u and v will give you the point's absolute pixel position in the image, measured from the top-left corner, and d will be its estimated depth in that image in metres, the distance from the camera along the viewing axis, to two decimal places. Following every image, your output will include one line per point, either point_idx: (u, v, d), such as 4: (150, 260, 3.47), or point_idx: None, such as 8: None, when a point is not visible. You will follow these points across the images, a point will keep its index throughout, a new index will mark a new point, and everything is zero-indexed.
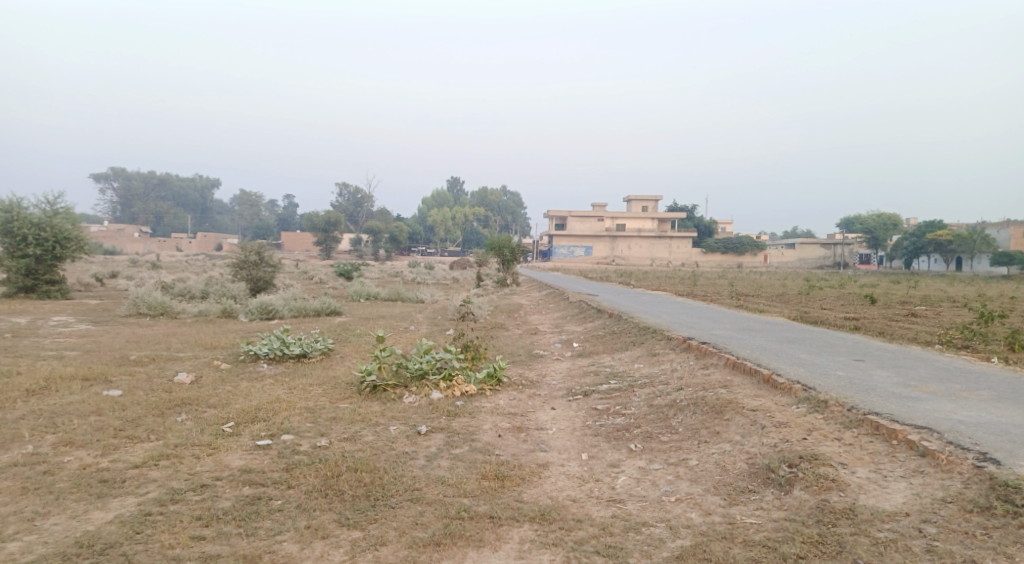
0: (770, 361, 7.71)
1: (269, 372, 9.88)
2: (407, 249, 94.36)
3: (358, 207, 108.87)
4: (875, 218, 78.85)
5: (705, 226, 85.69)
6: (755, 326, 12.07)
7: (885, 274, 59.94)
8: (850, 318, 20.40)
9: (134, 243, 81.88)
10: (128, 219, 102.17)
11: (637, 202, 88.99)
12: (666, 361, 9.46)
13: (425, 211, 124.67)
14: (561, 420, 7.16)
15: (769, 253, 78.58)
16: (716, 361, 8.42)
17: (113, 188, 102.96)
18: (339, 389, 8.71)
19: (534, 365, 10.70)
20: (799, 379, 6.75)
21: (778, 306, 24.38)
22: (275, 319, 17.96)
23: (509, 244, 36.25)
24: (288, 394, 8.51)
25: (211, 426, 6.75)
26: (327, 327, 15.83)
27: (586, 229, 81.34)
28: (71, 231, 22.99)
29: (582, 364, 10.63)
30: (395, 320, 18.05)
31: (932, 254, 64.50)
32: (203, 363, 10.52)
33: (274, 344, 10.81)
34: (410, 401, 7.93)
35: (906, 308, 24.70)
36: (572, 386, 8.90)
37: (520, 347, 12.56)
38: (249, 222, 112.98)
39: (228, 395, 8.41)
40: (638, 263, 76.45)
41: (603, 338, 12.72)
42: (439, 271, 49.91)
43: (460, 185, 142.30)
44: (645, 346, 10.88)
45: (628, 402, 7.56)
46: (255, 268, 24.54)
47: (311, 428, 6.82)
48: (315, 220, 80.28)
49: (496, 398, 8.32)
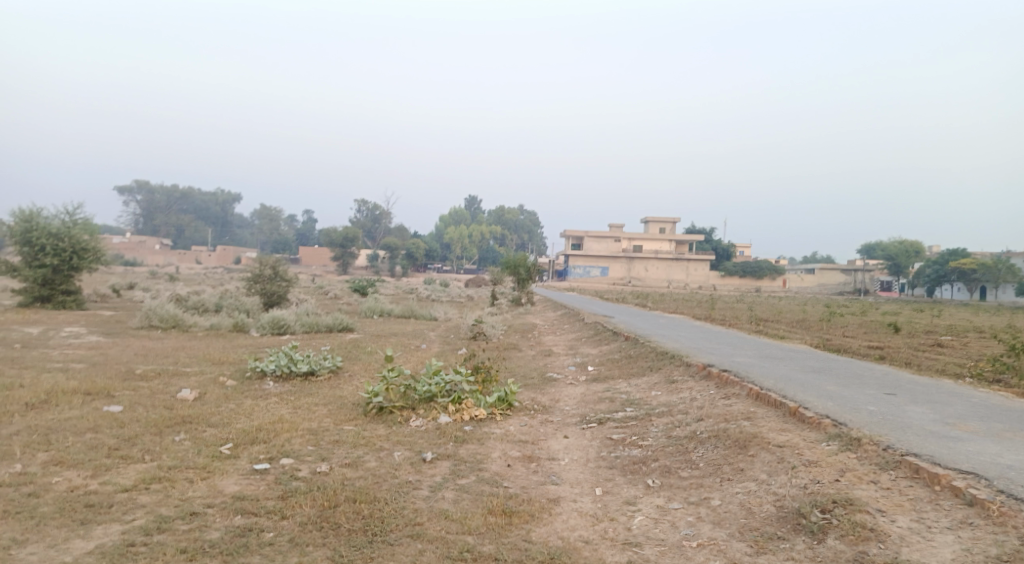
0: (795, 392, 7.30)
1: (274, 390, 9.64)
2: (423, 266, 94.49)
3: (376, 224, 109.53)
4: (896, 244, 77.64)
5: (722, 249, 84.94)
6: (778, 354, 11.60)
7: (906, 301, 58.84)
8: (873, 346, 19.78)
9: (155, 255, 82.89)
10: (150, 231, 103.65)
11: (654, 224, 88.58)
12: (685, 389, 9.06)
13: (441, 229, 125.13)
14: (573, 449, 6.81)
15: (788, 278, 77.57)
16: (738, 391, 8.01)
17: (137, 201, 104.69)
18: (344, 410, 8.43)
19: (547, 390, 10.35)
20: (828, 413, 6.34)
21: (798, 332, 23.80)
22: (286, 335, 17.80)
23: (525, 263, 36.01)
24: (292, 414, 8.25)
25: (209, 447, 6.50)
26: (338, 344, 15.61)
27: (602, 249, 80.97)
28: (89, 242, 23.16)
29: (596, 390, 10.26)
30: (407, 338, 17.81)
31: (956, 282, 63.23)
32: (209, 379, 10.31)
33: (281, 361, 10.59)
34: (416, 425, 7.63)
35: (931, 338, 24.00)
36: (586, 413, 8.54)
37: (532, 370, 12.22)
38: (268, 236, 114.08)
39: (230, 413, 8.16)
40: (655, 285, 75.83)
41: (619, 362, 12.33)
42: (453, 289, 49.77)
43: (477, 204, 142.92)
44: (662, 373, 10.50)
45: (646, 433, 7.19)
46: (269, 283, 24.50)
47: (312, 452, 6.53)
48: (333, 236, 80.76)
49: (506, 424, 7.99)
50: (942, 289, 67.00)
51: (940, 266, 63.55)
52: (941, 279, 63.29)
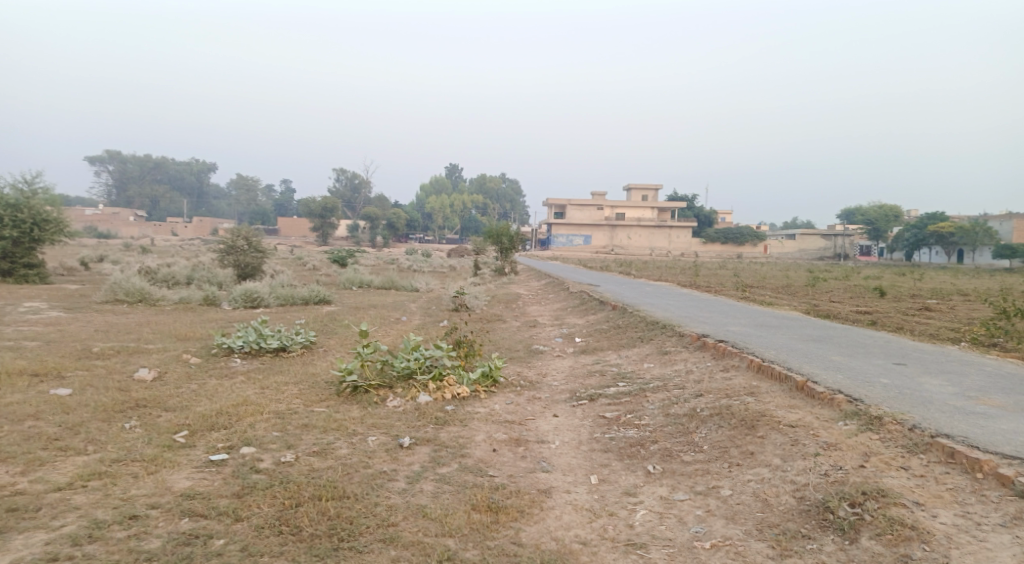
0: (801, 364, 6.81)
1: (241, 369, 8.96)
2: (404, 236, 93.27)
3: (356, 193, 107.56)
4: (876, 210, 77.87)
5: (705, 215, 84.71)
6: (773, 323, 11.14)
7: (886, 266, 59.17)
8: (861, 312, 19.48)
9: (128, 227, 80.76)
10: (123, 202, 100.80)
11: (637, 191, 87.89)
12: (679, 361, 8.55)
13: (423, 198, 123.38)
14: (564, 430, 6.27)
15: (769, 244, 77.66)
16: (738, 363, 7.51)
17: (108, 171, 101.55)
18: (316, 390, 7.81)
19: (533, 363, 9.81)
20: (840, 388, 5.85)
21: (784, 298, 23.46)
22: (260, 308, 17.03)
23: (508, 232, 35.26)
24: (259, 395, 7.60)
25: (162, 434, 5.85)
26: (313, 317, 14.90)
27: (585, 217, 80.31)
28: (49, 213, 21.99)
29: (585, 363, 9.73)
30: (386, 310, 17.15)
31: (934, 246, 63.66)
32: (171, 356, 9.61)
33: (249, 337, 9.91)
34: (393, 406, 7.05)
35: (917, 302, 23.78)
36: (575, 389, 8.01)
37: (517, 342, 11.65)
38: (245, 207, 111.69)
39: (191, 395, 7.50)
40: (638, 252, 75.54)
41: (607, 333, 11.81)
42: (435, 259, 49.00)
43: (458, 172, 140.98)
44: (653, 343, 9.99)
45: (641, 410, 6.67)
46: (242, 254, 23.56)
47: (278, 438, 5.92)
48: (312, 206, 79.08)
49: (491, 402, 7.44)
50: (921, 254, 67.47)
51: (919, 231, 63.87)
52: (920, 243, 63.69)
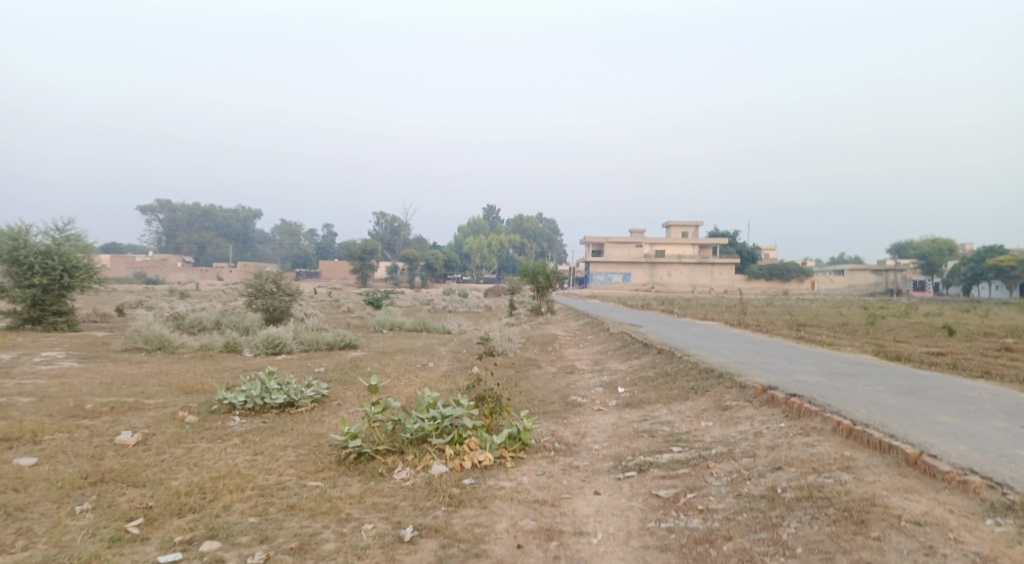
0: (906, 429, 5.42)
1: (238, 430, 7.94)
2: (442, 278, 93.25)
3: (394, 236, 108.57)
4: (930, 243, 74.24)
5: (746, 251, 82.50)
6: (847, 370, 9.65)
7: (944, 301, 55.77)
8: (935, 353, 17.54)
9: (176, 272, 82.79)
10: (172, 249, 103.81)
11: (676, 228, 86.14)
12: (745, 421, 7.17)
13: (460, 240, 123.93)
14: (608, 516, 5.01)
15: (817, 280, 74.61)
16: (822, 426, 6.14)
17: (159, 219, 105.20)
18: (316, 457, 6.71)
19: (570, 420, 8.55)
20: (971, 466, 4.46)
21: (845, 339, 21.55)
22: (282, 354, 16.20)
23: (544, 271, 34.17)
24: (250, 463, 6.55)
25: (112, 522, 4.80)
26: (334, 365, 13.94)
27: (623, 255, 78.81)
28: (80, 259, 21.85)
29: (630, 420, 8.40)
30: (413, 355, 16.12)
31: (994, 279, 59.92)
32: (167, 415, 8.65)
33: (253, 391, 8.95)
34: (401, 478, 5.91)
35: (994, 342, 21.53)
36: (621, 455, 6.72)
37: (552, 393, 10.39)
38: (287, 251, 113.65)
39: (171, 465, 6.47)
40: (679, 290, 73.48)
41: (654, 382, 10.46)
42: (471, 299, 48.12)
43: (495, 214, 141.63)
44: (709, 397, 8.62)
45: (705, 488, 5.33)
46: (271, 297, 23.02)
47: (253, 527, 4.81)
48: (351, 249, 79.67)
49: (519, 473, 6.21)
50: (980, 288, 63.29)
51: (976, 263, 60.34)
52: (979, 277, 60.11)
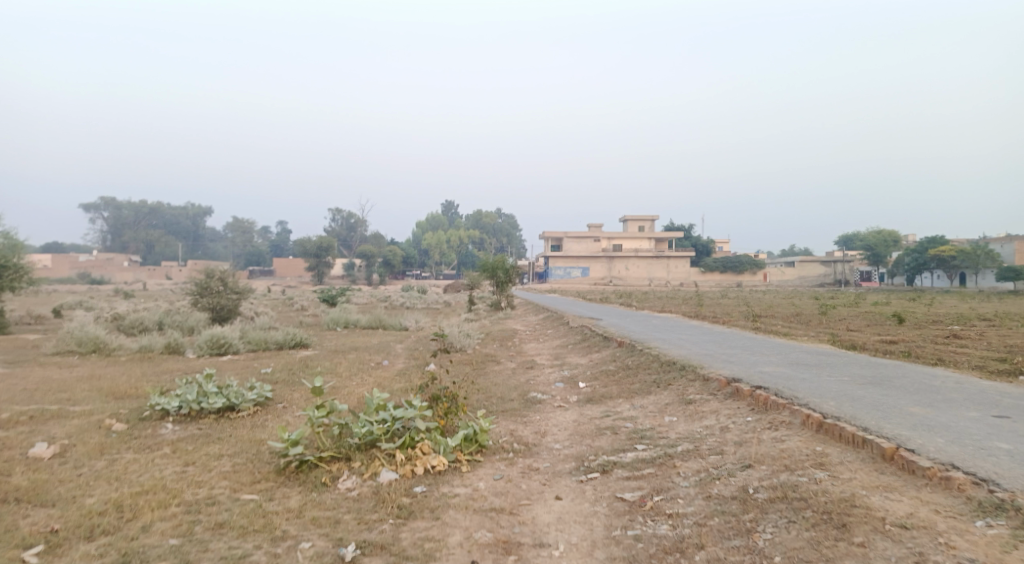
0: (878, 422, 5.25)
1: (170, 438, 7.28)
2: (401, 274, 91.99)
3: (351, 232, 106.51)
4: (876, 235, 76.71)
5: (702, 245, 83.83)
6: (809, 360, 9.55)
7: (889, 291, 57.65)
8: (887, 342, 17.82)
9: (121, 271, 79.34)
10: (117, 246, 99.55)
11: (633, 223, 86.81)
12: (710, 415, 6.93)
13: (418, 235, 122.61)
14: (571, 524, 4.64)
15: (770, 272, 76.26)
16: (790, 420, 5.95)
17: (103, 217, 100.70)
18: (255, 467, 6.15)
19: (530, 418, 8.17)
20: (952, 461, 4.30)
21: (800, 329, 21.77)
22: (227, 354, 15.37)
23: (502, 265, 33.76)
24: (180, 475, 5.95)
25: (5, 553, 4.17)
26: (282, 365, 13.23)
27: (582, 249, 79.03)
28: (7, 257, 20.43)
29: (592, 416, 8.07)
30: (367, 353, 15.49)
31: (935, 270, 62.26)
32: (91, 423, 7.91)
33: (189, 396, 8.29)
34: (348, 487, 5.43)
35: (942, 329, 22.06)
36: (584, 454, 6.38)
37: (511, 389, 9.98)
38: (240, 249, 110.22)
39: (89, 479, 5.82)
40: (637, 283, 74.09)
41: (616, 376, 10.16)
42: (430, 295, 47.37)
43: (454, 209, 140.54)
44: (672, 391, 8.35)
45: (672, 490, 5.02)
46: (217, 295, 21.96)
47: (174, 551, 4.26)
48: (306, 245, 77.74)
49: (476, 478, 5.80)
50: (922, 278, 65.69)
51: (919, 255, 62.60)
52: (922, 268, 62.30)
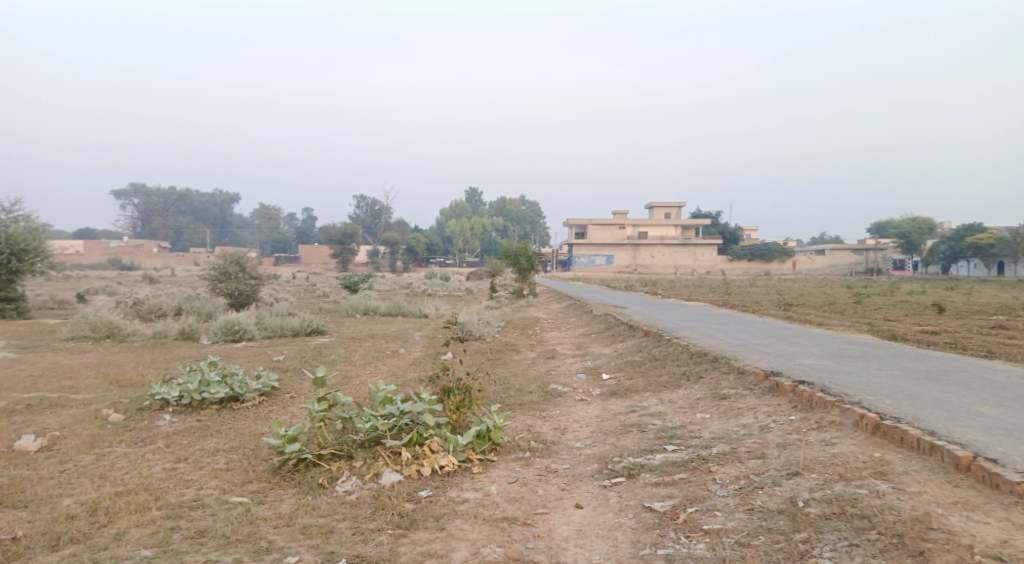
0: (948, 424, 4.58)
1: (165, 431, 6.86)
2: (424, 261, 91.95)
3: (376, 220, 106.79)
4: (911, 222, 74.32)
5: (729, 232, 82.18)
6: (852, 352, 8.81)
7: (925, 280, 55.76)
8: (929, 332, 16.86)
9: (152, 258, 80.49)
10: (148, 234, 101.10)
11: (659, 209, 85.37)
12: (747, 414, 6.29)
13: (442, 223, 122.44)
14: (592, 539, 4.07)
15: (798, 260, 74.46)
16: (841, 420, 5.28)
17: (134, 205, 102.36)
18: (249, 465, 5.68)
19: (549, 413, 7.59)
20: None
21: (834, 318, 20.82)
22: (242, 341, 15.08)
23: (525, 252, 33.17)
24: (168, 473, 5.51)
25: None
26: (295, 353, 12.84)
27: (606, 236, 78.02)
28: (29, 243, 20.39)
29: (616, 411, 7.46)
30: (384, 341, 15.05)
31: (973, 259, 60.09)
32: (89, 413, 7.55)
33: (190, 385, 7.91)
34: (346, 491, 4.94)
35: (987, 319, 20.93)
36: (606, 455, 5.79)
37: (530, 381, 9.42)
38: (267, 237, 111.08)
39: (70, 477, 5.40)
40: (662, 271, 72.98)
41: (642, 368, 9.53)
42: (453, 283, 47.00)
43: (478, 197, 140.05)
44: (704, 385, 7.70)
45: (708, 501, 4.40)
46: (235, 281, 21.75)
47: None
48: (330, 233, 77.93)
49: (486, 481, 5.25)
50: (959, 267, 63.53)
51: (955, 242, 60.45)
52: (958, 256, 60.20)
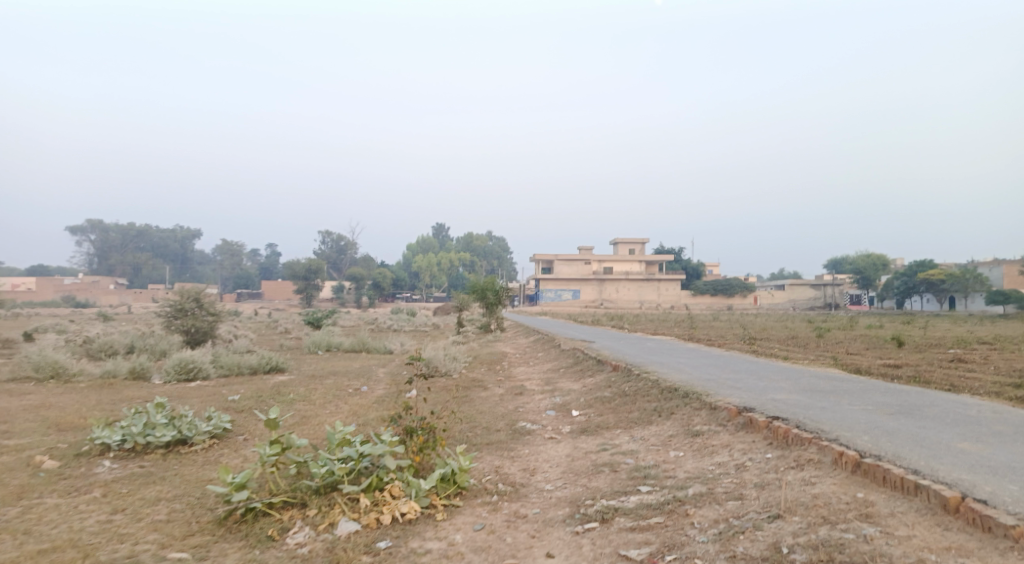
0: (931, 462, 4.48)
1: (103, 478, 6.32)
2: (390, 296, 90.90)
3: (341, 255, 105.55)
4: (866, 259, 76.65)
5: (693, 268, 83.52)
6: (822, 386, 8.77)
7: (882, 314, 57.18)
8: (890, 366, 17.08)
9: (107, 294, 77.73)
10: (103, 269, 97.87)
11: (624, 245, 86.42)
12: (722, 451, 6.13)
13: (409, 258, 121.74)
14: None
15: (759, 295, 75.89)
16: (820, 458, 5.17)
17: (90, 239, 99.29)
18: (193, 515, 5.22)
19: (517, 452, 7.29)
20: None
21: (798, 352, 21.01)
22: (196, 379, 14.37)
23: (492, 287, 32.97)
24: (102, 526, 5.01)
25: None
26: (253, 392, 12.25)
27: (573, 272, 78.44)
28: None
29: (587, 449, 7.21)
30: (347, 379, 14.52)
31: (925, 294, 62.04)
32: (19, 460, 6.93)
33: (134, 429, 7.37)
34: (298, 544, 4.55)
35: (944, 353, 21.38)
36: (579, 497, 5.54)
37: (498, 418, 9.10)
38: (228, 272, 108.63)
39: None
40: (627, 306, 73.47)
41: (612, 404, 9.31)
42: (418, 318, 46.36)
43: (445, 232, 140.04)
44: (676, 421, 7.52)
45: (688, 548, 4.17)
46: (191, 317, 20.91)
47: None
48: (294, 268, 76.56)
49: (452, 528, 4.93)
50: (913, 301, 65.50)
51: (908, 278, 62.42)
52: (911, 291, 62.10)
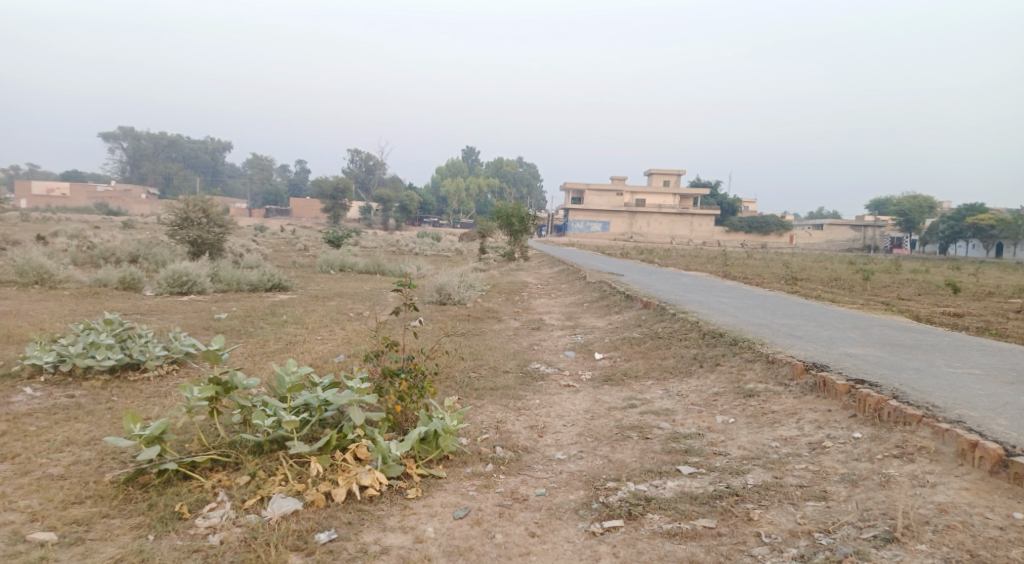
0: None
1: (16, 410, 5.16)
2: (416, 220, 89.66)
3: (369, 175, 103.91)
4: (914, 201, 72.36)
5: (728, 203, 80.21)
6: (902, 340, 7.22)
7: (924, 259, 54.11)
8: (952, 315, 15.26)
9: (139, 204, 77.77)
10: (136, 179, 97.91)
11: (658, 176, 83.02)
12: (788, 422, 4.71)
13: (437, 182, 119.60)
14: None
15: (796, 234, 72.72)
16: (940, 447, 3.72)
17: (123, 148, 98.92)
18: (95, 471, 4.02)
19: (524, 403, 5.97)
20: None
21: (846, 296, 19.17)
22: (189, 294, 13.29)
23: (517, 212, 31.17)
24: None
25: None
26: (244, 311, 11.12)
27: (604, 202, 75.88)
28: None
29: (612, 404, 5.86)
30: (351, 301, 13.32)
31: (973, 239, 58.43)
32: None
33: (73, 350, 6.23)
34: (208, 531, 3.32)
35: (1007, 303, 19.36)
36: (597, 474, 4.21)
37: (507, 357, 7.78)
38: (258, 187, 108.09)
39: None
40: (657, 240, 71.13)
41: (643, 347, 7.91)
42: (443, 242, 45.01)
43: (475, 156, 136.73)
44: (723, 375, 6.08)
45: None
46: (198, 229, 19.80)
47: None
48: (321, 186, 75.31)
49: (425, 515, 3.64)
50: (959, 247, 61.95)
51: (955, 222, 58.79)
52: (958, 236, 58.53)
